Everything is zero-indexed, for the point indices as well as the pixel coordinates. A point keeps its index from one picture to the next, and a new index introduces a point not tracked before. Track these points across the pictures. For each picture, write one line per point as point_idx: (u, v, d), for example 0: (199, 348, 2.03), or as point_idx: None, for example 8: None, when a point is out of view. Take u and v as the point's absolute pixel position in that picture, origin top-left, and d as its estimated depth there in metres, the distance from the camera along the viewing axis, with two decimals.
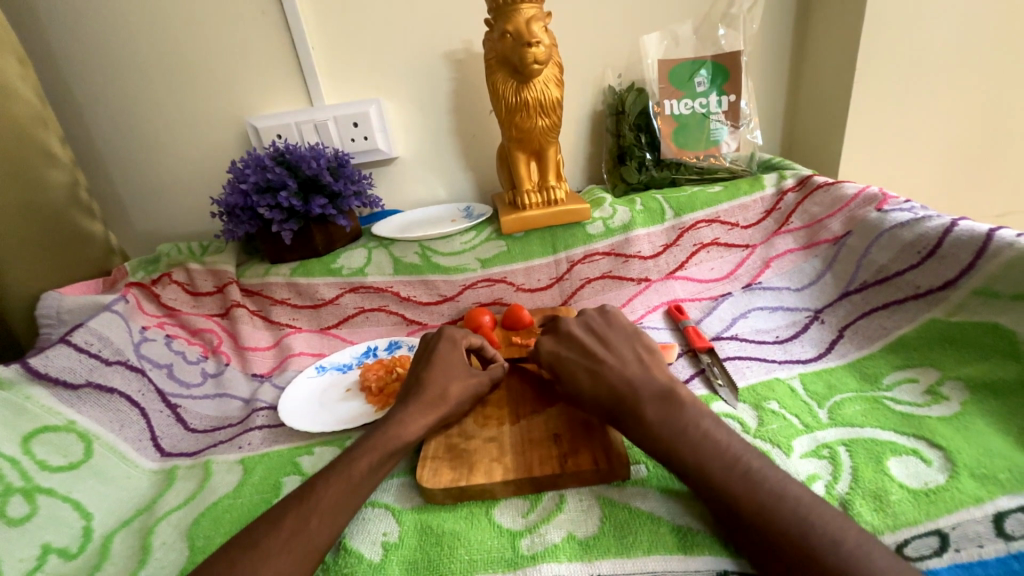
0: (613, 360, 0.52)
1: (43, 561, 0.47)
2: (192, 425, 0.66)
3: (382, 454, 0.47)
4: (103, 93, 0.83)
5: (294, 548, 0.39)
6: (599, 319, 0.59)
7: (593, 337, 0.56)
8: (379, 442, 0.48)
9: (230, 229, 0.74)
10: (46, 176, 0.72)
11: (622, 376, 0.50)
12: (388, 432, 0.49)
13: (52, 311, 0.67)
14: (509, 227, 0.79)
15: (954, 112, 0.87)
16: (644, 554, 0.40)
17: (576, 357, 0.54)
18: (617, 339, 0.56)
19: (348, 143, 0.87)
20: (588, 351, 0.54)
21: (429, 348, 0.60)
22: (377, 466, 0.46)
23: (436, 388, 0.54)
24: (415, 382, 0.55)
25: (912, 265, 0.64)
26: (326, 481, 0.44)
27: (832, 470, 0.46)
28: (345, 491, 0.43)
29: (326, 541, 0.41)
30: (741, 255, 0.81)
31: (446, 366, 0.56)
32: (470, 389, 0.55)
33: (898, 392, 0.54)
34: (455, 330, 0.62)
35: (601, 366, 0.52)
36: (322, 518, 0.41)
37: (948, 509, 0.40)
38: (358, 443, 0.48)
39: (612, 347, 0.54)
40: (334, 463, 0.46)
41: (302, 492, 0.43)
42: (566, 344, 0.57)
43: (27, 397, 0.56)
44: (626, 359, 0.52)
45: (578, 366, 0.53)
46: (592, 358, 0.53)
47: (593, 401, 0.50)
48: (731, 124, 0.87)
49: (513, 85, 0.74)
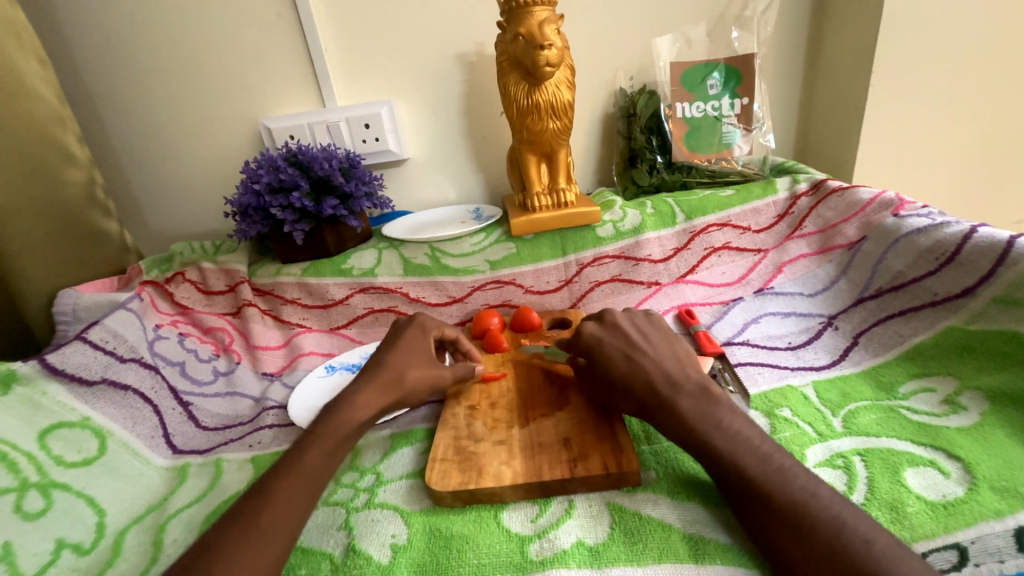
0: (653, 354, 0.51)
1: (58, 556, 0.47)
2: (204, 423, 0.67)
3: (334, 443, 0.47)
4: (120, 93, 0.84)
5: (249, 543, 0.38)
6: (644, 316, 0.58)
7: (638, 329, 0.55)
8: (331, 427, 0.48)
9: (243, 229, 0.75)
10: (63, 175, 0.74)
11: (659, 370, 0.49)
12: (340, 421, 0.49)
13: (68, 308, 0.68)
14: (519, 229, 0.80)
15: (973, 116, 0.86)
16: (654, 561, 0.40)
17: (617, 343, 0.53)
18: (658, 336, 0.54)
19: (360, 145, 0.88)
20: (631, 341, 0.53)
21: (401, 330, 0.62)
22: (329, 455, 0.46)
23: (394, 373, 0.55)
24: (377, 366, 0.56)
25: (930, 271, 0.63)
26: (280, 473, 0.44)
27: (847, 480, 0.45)
28: (302, 484, 0.43)
29: (287, 537, 0.40)
30: (753, 260, 0.81)
31: (424, 362, 0.58)
32: (429, 378, 0.57)
33: (914, 401, 0.53)
34: (432, 321, 0.65)
35: (641, 356, 0.51)
36: (274, 508, 0.41)
37: (968, 522, 0.39)
38: (307, 431, 0.48)
39: (652, 340, 0.53)
40: (284, 457, 0.46)
41: (255, 489, 0.43)
42: (609, 331, 0.55)
43: (42, 392, 0.57)
44: (665, 356, 0.51)
45: (615, 351, 0.52)
46: (632, 347, 0.52)
47: (626, 391, 0.49)
48: (744, 127, 0.86)
49: (525, 88, 0.73)
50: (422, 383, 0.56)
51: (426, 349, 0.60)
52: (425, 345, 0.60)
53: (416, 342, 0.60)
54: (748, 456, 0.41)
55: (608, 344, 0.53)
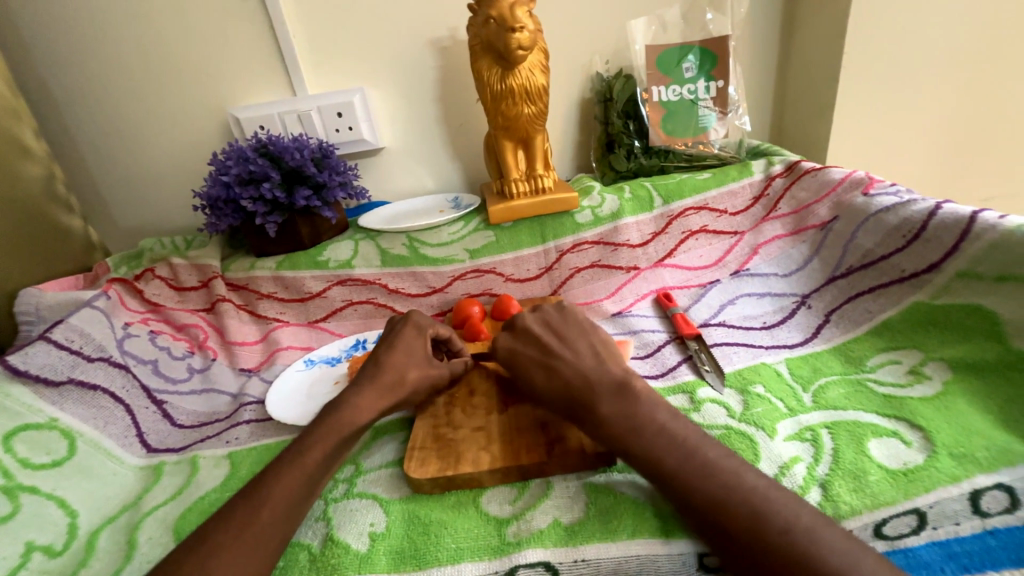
0: (569, 356, 0.52)
1: (27, 559, 0.46)
2: (178, 421, 0.65)
3: (336, 442, 0.47)
4: (78, 85, 0.81)
5: (241, 542, 0.39)
6: (556, 313, 0.58)
7: (550, 331, 0.56)
8: (334, 427, 0.48)
9: (213, 223, 0.73)
10: (20, 170, 0.71)
11: (576, 373, 0.50)
12: (342, 417, 0.49)
13: (31, 307, 0.66)
14: (497, 217, 0.79)
15: (942, 94, 0.87)
16: (627, 537, 0.41)
17: (531, 352, 0.54)
18: (574, 332, 0.55)
19: (333, 134, 0.86)
20: (545, 348, 0.54)
21: (395, 330, 0.61)
22: (330, 455, 0.46)
23: (394, 373, 0.55)
24: (374, 365, 0.55)
25: (898, 248, 0.64)
26: (277, 472, 0.44)
27: (814, 452, 0.47)
28: (301, 482, 0.43)
29: (281, 534, 0.40)
30: (729, 242, 0.82)
31: (407, 352, 0.57)
32: (428, 374, 0.57)
33: (881, 374, 0.55)
34: (424, 318, 0.63)
35: (557, 362, 0.52)
36: (265, 508, 0.41)
37: (927, 488, 0.40)
38: (310, 430, 0.48)
39: (567, 342, 0.54)
40: (282, 457, 0.45)
41: (254, 486, 0.43)
42: (522, 340, 0.56)
43: (6, 394, 0.55)
44: (582, 354, 0.52)
45: (532, 362, 0.53)
46: (547, 354, 0.53)
47: (550, 401, 0.50)
48: (719, 110, 0.86)
49: (498, 72, 0.72)
50: (420, 381, 0.56)
51: (423, 349, 0.59)
52: (421, 345, 0.59)
53: (412, 344, 0.58)
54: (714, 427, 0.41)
55: (545, 344, 0.54)
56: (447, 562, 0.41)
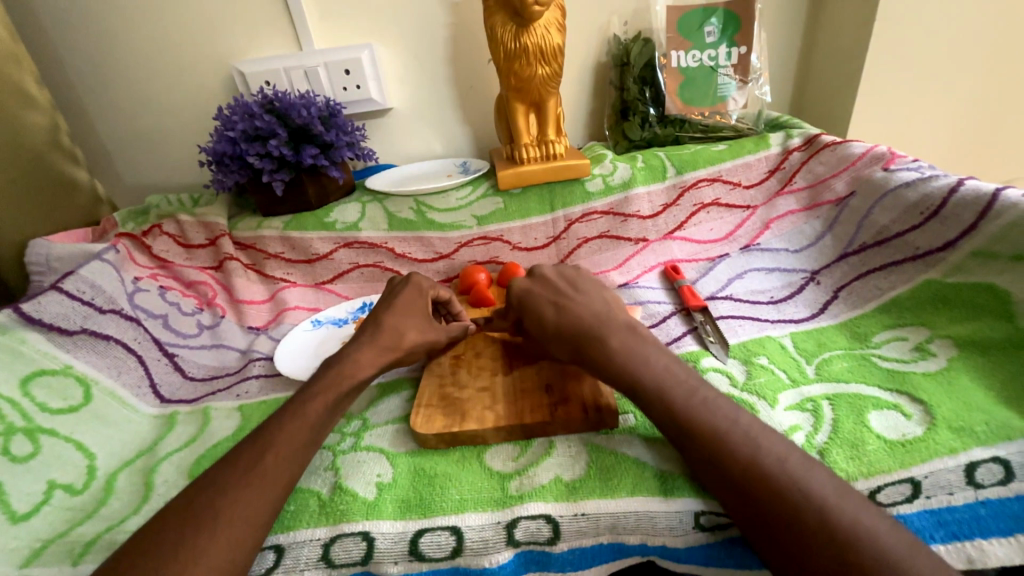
0: (591, 300, 0.53)
1: (50, 496, 0.48)
2: (190, 373, 0.67)
3: (336, 395, 0.48)
4: (79, 32, 0.79)
5: (252, 481, 0.40)
6: (571, 267, 0.60)
7: (564, 280, 0.56)
8: (334, 381, 0.49)
9: (219, 179, 0.73)
10: (24, 119, 0.70)
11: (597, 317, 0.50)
12: (342, 372, 0.50)
13: (42, 258, 0.67)
14: (507, 182, 0.78)
15: (972, 67, 0.84)
16: (627, 494, 0.42)
17: (544, 294, 0.55)
18: (586, 284, 0.56)
19: (340, 92, 0.84)
20: (559, 291, 0.55)
21: (395, 290, 0.62)
22: (328, 405, 0.47)
23: (394, 334, 0.55)
24: (369, 326, 0.56)
25: (914, 226, 0.63)
26: (286, 422, 0.45)
27: (813, 422, 0.47)
28: (305, 429, 0.45)
29: (290, 476, 0.42)
30: (741, 216, 0.81)
31: (400, 311, 0.58)
32: (424, 337, 0.57)
33: (886, 350, 0.55)
34: (425, 279, 0.64)
35: (569, 304, 0.52)
36: (276, 453, 0.42)
37: (924, 458, 0.41)
38: (311, 385, 0.49)
39: (581, 289, 0.55)
40: (289, 405, 0.47)
41: (257, 433, 0.44)
42: (537, 284, 0.57)
43: (22, 341, 0.56)
44: (594, 300, 0.53)
45: (544, 303, 0.54)
46: (560, 296, 0.54)
47: (561, 337, 0.50)
48: (739, 79, 0.83)
49: (512, 29, 0.70)
50: (417, 345, 0.56)
51: (421, 307, 0.60)
52: (420, 303, 0.60)
53: (411, 300, 0.60)
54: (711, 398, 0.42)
55: (552, 291, 0.55)
56: (452, 511, 0.42)
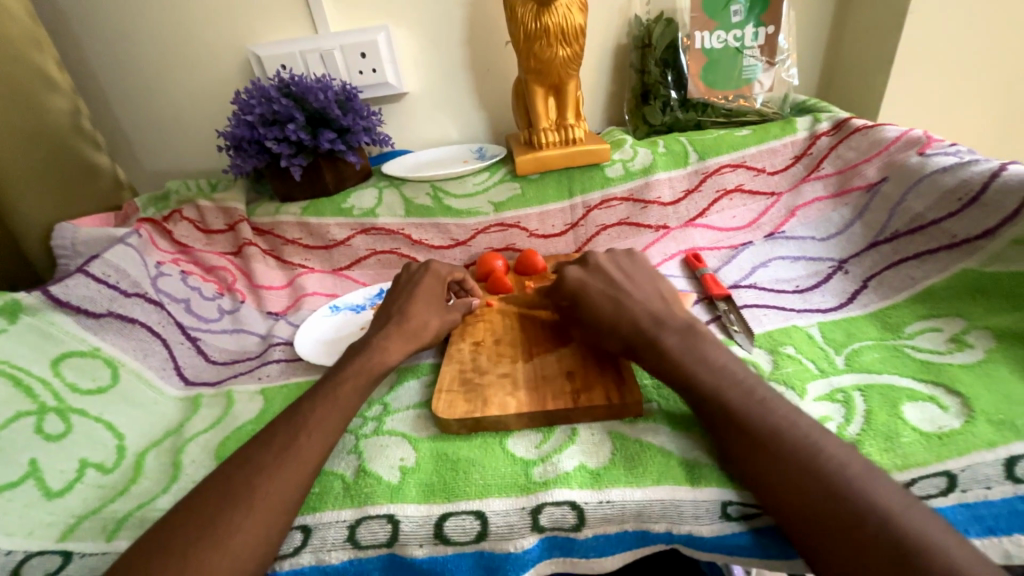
0: (640, 295, 0.53)
1: (82, 474, 0.49)
2: (213, 357, 0.67)
3: (365, 381, 0.49)
4: (97, 17, 0.78)
5: (284, 461, 0.41)
6: (615, 262, 0.59)
7: (610, 277, 0.56)
8: (364, 365, 0.50)
9: (238, 164, 0.73)
10: (47, 104, 0.70)
11: (628, 320, 0.50)
12: (371, 357, 0.51)
13: (67, 242, 0.68)
14: (525, 168, 0.77)
15: (1017, 44, 0.79)
16: (653, 483, 0.42)
17: (592, 294, 0.54)
18: (629, 281, 0.56)
19: (356, 76, 0.82)
20: (614, 283, 0.55)
21: (414, 277, 0.63)
22: (361, 387, 0.48)
23: (418, 322, 0.57)
24: (393, 314, 0.57)
25: (951, 212, 0.61)
26: (314, 403, 0.46)
27: (844, 412, 0.46)
28: (333, 410, 0.45)
29: (320, 457, 0.42)
30: (765, 203, 0.79)
31: (422, 301, 0.59)
32: (442, 318, 0.59)
33: (919, 341, 0.53)
34: (442, 265, 0.66)
35: (608, 307, 0.52)
36: (310, 435, 0.43)
37: (960, 452, 0.40)
38: (340, 368, 0.50)
39: (624, 287, 0.55)
40: (318, 389, 0.47)
41: (289, 415, 0.45)
42: (583, 282, 0.56)
43: (52, 323, 0.58)
44: (626, 303, 0.52)
45: (593, 301, 0.53)
46: (608, 297, 0.53)
47: (613, 329, 0.51)
48: (767, 60, 0.80)
49: (533, 9, 0.68)
50: (440, 328, 0.58)
51: (440, 296, 0.62)
52: (437, 292, 0.62)
53: (431, 288, 0.61)
54: (737, 389, 0.42)
55: (596, 293, 0.54)
56: (476, 496, 0.42)
